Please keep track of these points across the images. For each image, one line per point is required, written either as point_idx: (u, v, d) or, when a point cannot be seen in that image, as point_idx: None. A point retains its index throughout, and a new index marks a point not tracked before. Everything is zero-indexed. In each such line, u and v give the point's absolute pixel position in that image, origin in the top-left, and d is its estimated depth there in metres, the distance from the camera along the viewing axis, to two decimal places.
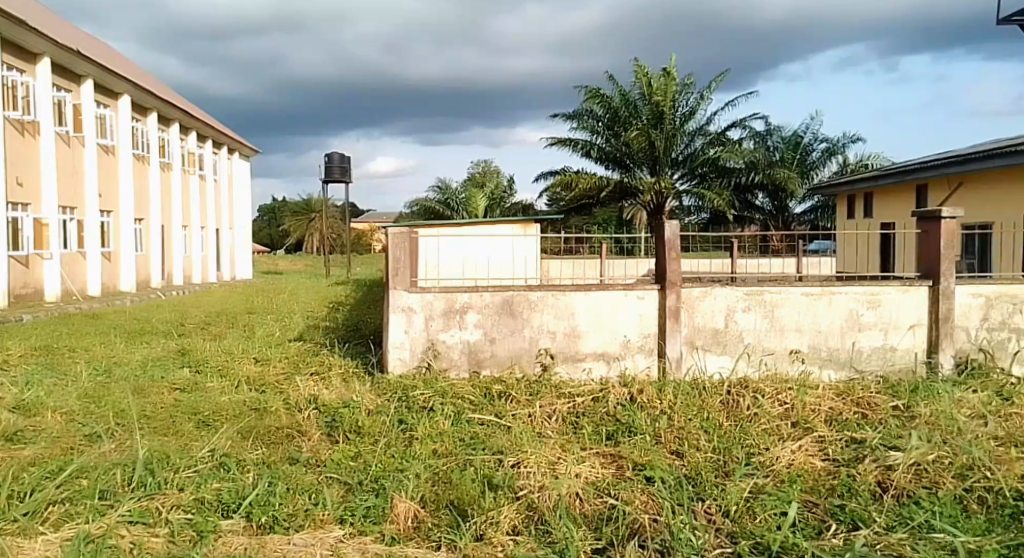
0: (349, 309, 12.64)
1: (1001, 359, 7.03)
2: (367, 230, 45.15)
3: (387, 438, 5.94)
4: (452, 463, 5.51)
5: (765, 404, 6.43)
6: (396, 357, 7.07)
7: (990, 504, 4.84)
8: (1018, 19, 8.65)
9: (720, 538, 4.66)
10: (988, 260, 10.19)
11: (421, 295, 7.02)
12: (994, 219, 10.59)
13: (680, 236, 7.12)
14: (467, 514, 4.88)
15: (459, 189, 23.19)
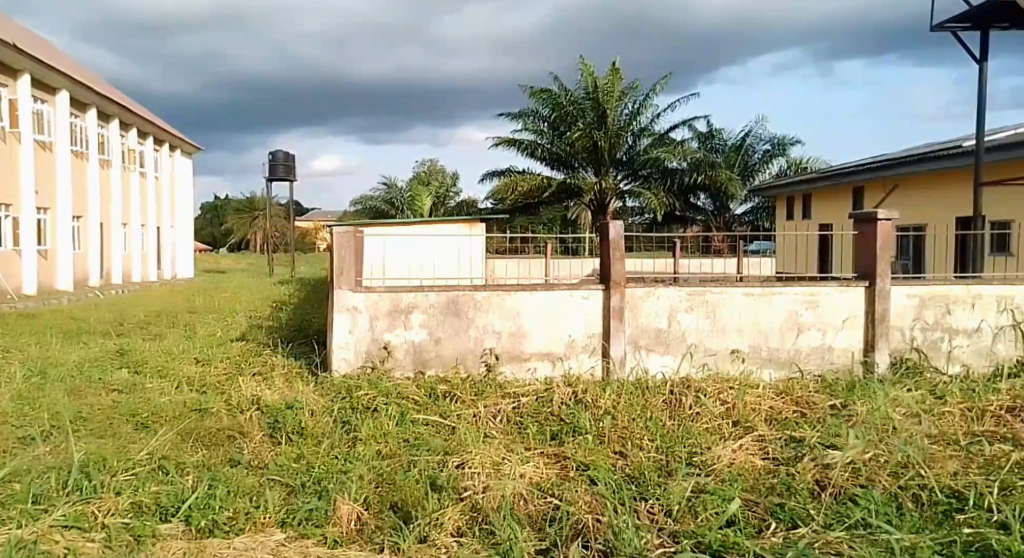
0: (292, 308, 12.39)
1: (935, 358, 7.18)
2: (312, 229, 44.47)
3: (330, 440, 5.80)
4: (396, 464, 5.40)
5: (707, 403, 6.48)
6: (340, 356, 6.93)
7: (924, 502, 4.93)
8: (952, 26, 8.84)
9: (662, 537, 4.66)
10: (922, 260, 10.46)
11: (365, 295, 6.88)
12: (928, 221, 10.87)
13: (624, 236, 7.11)
14: (410, 516, 4.78)
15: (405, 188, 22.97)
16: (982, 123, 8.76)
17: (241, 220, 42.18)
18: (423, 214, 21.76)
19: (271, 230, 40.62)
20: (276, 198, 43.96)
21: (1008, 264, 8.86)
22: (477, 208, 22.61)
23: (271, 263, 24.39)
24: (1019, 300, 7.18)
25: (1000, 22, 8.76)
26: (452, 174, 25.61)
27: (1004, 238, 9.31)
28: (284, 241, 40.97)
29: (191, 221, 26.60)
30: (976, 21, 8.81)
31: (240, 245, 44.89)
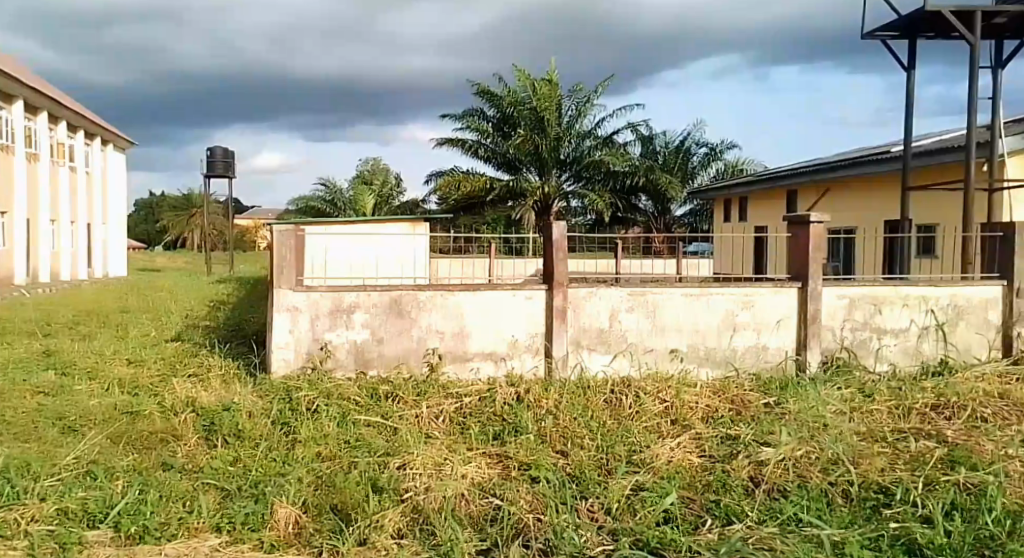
0: (229, 308, 12.14)
1: (864, 358, 7.42)
2: (251, 227, 43.58)
3: (268, 442, 5.69)
4: (336, 466, 5.34)
5: (646, 402, 6.58)
6: (279, 357, 6.81)
7: (853, 497, 5.10)
8: (881, 35, 9.15)
9: (602, 536, 4.72)
10: (851, 263, 10.80)
11: (306, 294, 6.78)
12: (858, 225, 11.22)
13: (567, 236, 7.17)
14: (350, 518, 4.73)
15: (347, 187, 22.70)
16: (909, 130, 9.09)
17: (176, 218, 41.13)
18: (366, 213, 21.57)
19: (208, 228, 39.74)
20: (213, 195, 42.97)
21: (934, 266, 9.20)
22: (421, 208, 22.50)
23: (207, 261, 23.82)
24: (941, 301, 7.47)
25: (926, 32, 9.10)
26: (395, 173, 25.44)
27: (929, 242, 9.67)
28: (221, 240, 40.10)
29: (123, 218, 25.80)
30: (903, 31, 9.14)
31: (175, 243, 43.73)
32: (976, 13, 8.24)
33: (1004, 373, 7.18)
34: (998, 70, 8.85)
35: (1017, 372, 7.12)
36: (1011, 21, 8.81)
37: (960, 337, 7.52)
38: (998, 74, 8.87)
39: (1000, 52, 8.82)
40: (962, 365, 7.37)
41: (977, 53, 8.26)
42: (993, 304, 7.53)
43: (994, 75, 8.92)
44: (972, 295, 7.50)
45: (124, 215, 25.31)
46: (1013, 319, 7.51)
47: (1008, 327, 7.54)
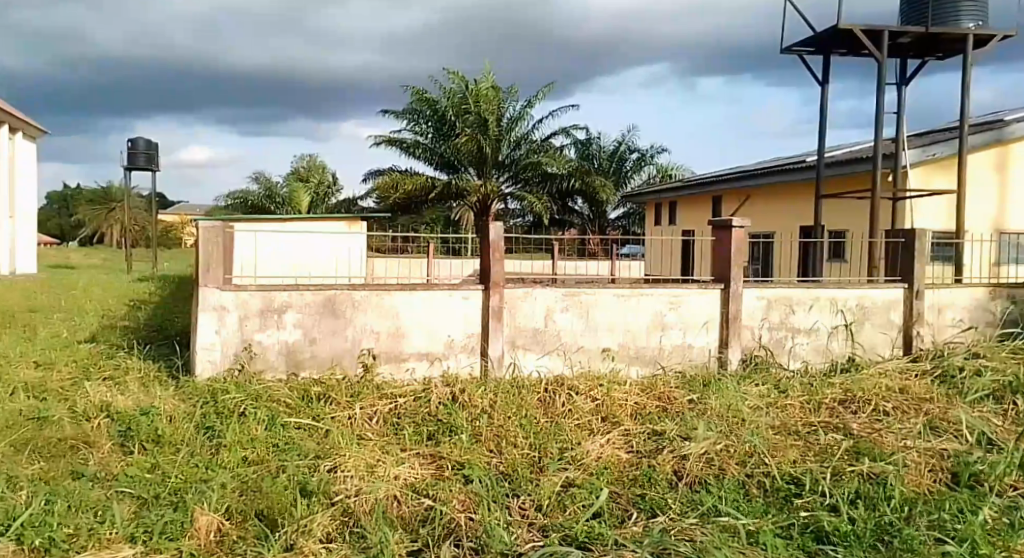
0: (148, 308, 11.91)
1: (781, 355, 7.77)
2: (178, 222, 42.51)
3: (189, 448, 5.70)
4: (263, 471, 5.39)
5: (578, 400, 6.79)
6: (205, 358, 6.75)
7: (768, 488, 5.38)
8: (797, 50, 9.55)
9: (532, 532, 4.92)
10: (772, 265, 11.16)
11: (235, 293, 6.74)
12: (777, 229, 11.66)
13: (503, 237, 7.31)
14: (276, 524, 4.82)
15: (281, 182, 22.43)
16: (823, 140, 9.51)
17: (97, 212, 39.80)
18: (300, 209, 21.32)
19: (130, 223, 38.59)
20: (137, 189, 41.77)
21: (843, 270, 9.64)
22: (359, 207, 22.36)
23: (128, 258, 23.09)
24: (850, 302, 7.87)
25: (839, 49, 9.55)
26: (329, 169, 25.23)
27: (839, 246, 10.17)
28: (144, 236, 38.96)
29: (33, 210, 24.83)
30: (818, 46, 9.56)
31: (95, 238, 42.31)
32: (886, 32, 8.75)
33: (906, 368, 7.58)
34: (903, 87, 9.32)
35: (915, 368, 7.51)
36: (916, 41, 9.39)
37: (866, 336, 7.93)
38: (903, 90, 9.34)
39: (905, 69, 9.30)
40: (868, 362, 7.79)
41: (885, 70, 8.71)
42: (897, 305, 7.97)
43: (899, 91, 9.38)
44: (877, 297, 7.92)
45: (33, 208, 24.35)
46: (916, 319, 7.95)
47: (909, 327, 7.98)
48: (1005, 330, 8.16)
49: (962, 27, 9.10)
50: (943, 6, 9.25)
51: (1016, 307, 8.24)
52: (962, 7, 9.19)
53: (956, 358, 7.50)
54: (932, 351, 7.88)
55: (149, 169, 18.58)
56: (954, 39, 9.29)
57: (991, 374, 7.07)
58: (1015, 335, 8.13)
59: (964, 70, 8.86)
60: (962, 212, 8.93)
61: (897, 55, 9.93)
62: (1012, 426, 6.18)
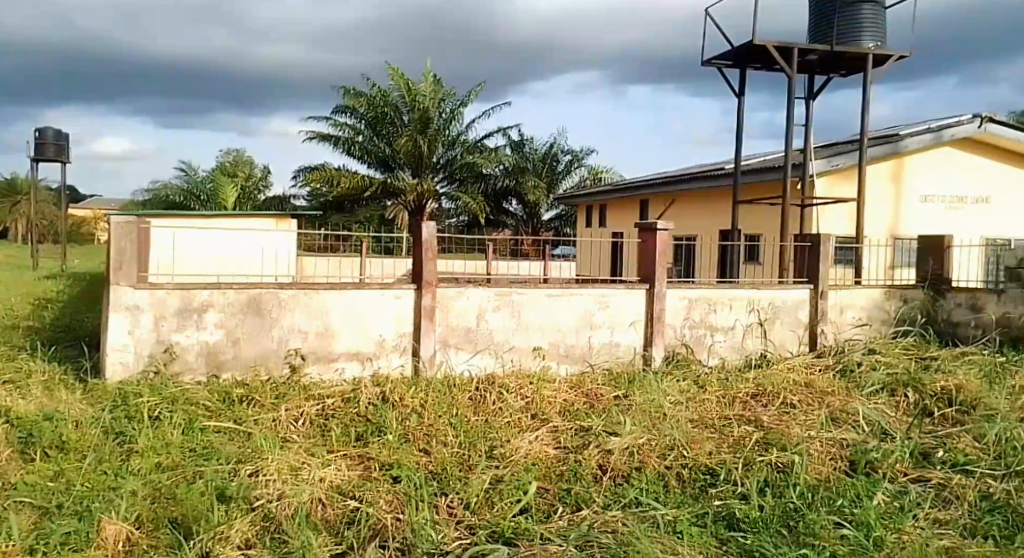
0: (54, 308, 11.47)
1: (701, 353, 8.04)
2: (93, 218, 40.94)
3: (97, 454, 5.59)
4: (178, 477, 5.32)
5: (508, 398, 6.90)
6: (116, 360, 6.62)
7: (686, 479, 5.60)
8: (717, 62, 9.87)
9: (459, 530, 5.01)
10: (693, 266, 11.47)
11: (150, 292, 6.63)
12: (700, 231, 12.00)
13: (436, 236, 7.38)
14: (192, 532, 4.78)
15: (205, 177, 21.90)
16: (740, 149, 9.86)
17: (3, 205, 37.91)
18: (226, 207, 20.68)
19: (39, 217, 36.95)
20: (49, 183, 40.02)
21: (758, 271, 9.98)
22: (290, 204, 21.98)
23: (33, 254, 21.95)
24: (765, 302, 8.20)
25: (754, 63, 9.92)
26: (256, 165, 24.75)
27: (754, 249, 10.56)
28: (53, 230, 37.35)
29: None
30: (735, 60, 9.89)
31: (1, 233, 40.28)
32: (795, 49, 9.15)
33: (811, 363, 7.92)
34: (810, 102, 9.72)
35: (821, 363, 7.87)
36: (822, 58, 9.86)
37: (777, 334, 8.27)
38: (810, 105, 9.75)
39: (812, 85, 9.71)
40: (780, 358, 8.12)
41: (794, 85, 9.07)
42: (803, 305, 8.33)
43: (807, 105, 9.78)
44: (786, 297, 8.26)
45: None
46: (819, 317, 8.31)
47: (814, 325, 8.34)
48: (898, 328, 8.56)
49: (861, 47, 9.57)
50: (845, 25, 9.70)
51: (909, 307, 8.61)
52: (862, 28, 9.64)
53: (855, 354, 7.86)
54: (833, 348, 8.24)
55: (59, 161, 17.87)
56: (855, 58, 9.79)
57: (885, 369, 7.44)
58: (906, 333, 8.55)
59: (865, 87, 9.30)
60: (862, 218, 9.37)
61: (805, 71, 10.38)
62: (903, 416, 6.54)
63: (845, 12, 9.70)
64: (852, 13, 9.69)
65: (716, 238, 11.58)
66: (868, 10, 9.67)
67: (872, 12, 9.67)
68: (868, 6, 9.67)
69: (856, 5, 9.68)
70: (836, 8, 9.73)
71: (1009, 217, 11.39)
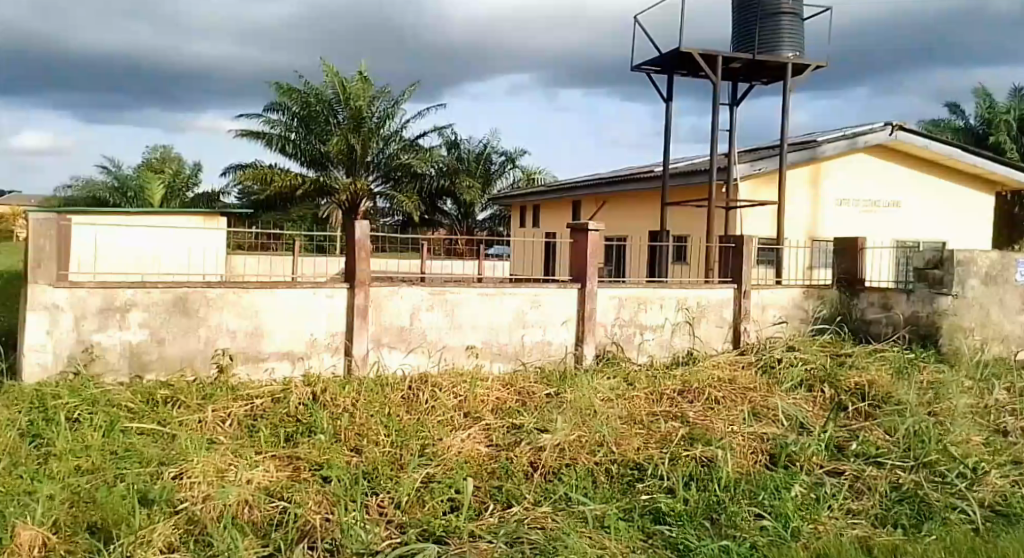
0: None
1: (631, 351, 8.20)
2: (11, 216, 39.26)
3: (13, 458, 5.40)
4: (98, 480, 5.18)
5: (441, 396, 6.92)
6: (34, 361, 6.39)
7: (615, 475, 5.72)
8: (646, 68, 10.07)
9: (389, 530, 5.01)
10: (624, 266, 11.67)
11: (69, 291, 6.42)
12: (631, 233, 12.21)
13: (369, 235, 7.34)
14: (112, 537, 4.66)
15: (132, 173, 21.26)
16: (668, 153, 10.08)
17: None
18: (153, 203, 20.07)
19: None
20: None
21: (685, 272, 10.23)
22: (221, 201, 21.49)
23: None
24: (692, 301, 8.42)
25: (681, 70, 10.17)
26: (186, 162, 24.15)
27: (683, 250, 10.82)
28: None
29: None
30: (663, 66, 10.12)
31: None
32: (720, 56, 9.42)
33: (736, 360, 8.18)
34: (734, 108, 10.01)
35: (744, 359, 8.12)
36: (744, 66, 10.16)
37: (703, 332, 8.49)
38: (734, 111, 10.04)
39: (736, 92, 10.00)
40: (706, 356, 8.34)
41: (719, 91, 9.34)
42: (727, 304, 8.57)
43: (730, 112, 10.07)
44: (711, 297, 8.50)
45: None
46: (742, 316, 8.58)
47: (737, 323, 8.60)
48: (817, 326, 8.90)
49: (781, 57, 9.90)
50: (766, 35, 10.02)
51: (827, 307, 8.95)
52: (782, 39, 9.98)
53: (777, 352, 8.14)
54: (755, 345, 8.52)
55: None
56: (776, 67, 10.13)
57: (803, 365, 7.74)
58: (824, 330, 8.91)
59: (785, 95, 9.62)
60: (783, 221, 9.68)
61: (729, 79, 10.68)
62: (819, 411, 6.81)
63: (765, 23, 10.03)
64: (772, 23, 10.03)
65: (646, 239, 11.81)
66: (787, 21, 10.02)
67: (790, 23, 10.03)
68: (787, 18, 10.02)
69: (776, 17, 10.02)
70: (757, 19, 10.05)
71: (921, 222, 11.92)
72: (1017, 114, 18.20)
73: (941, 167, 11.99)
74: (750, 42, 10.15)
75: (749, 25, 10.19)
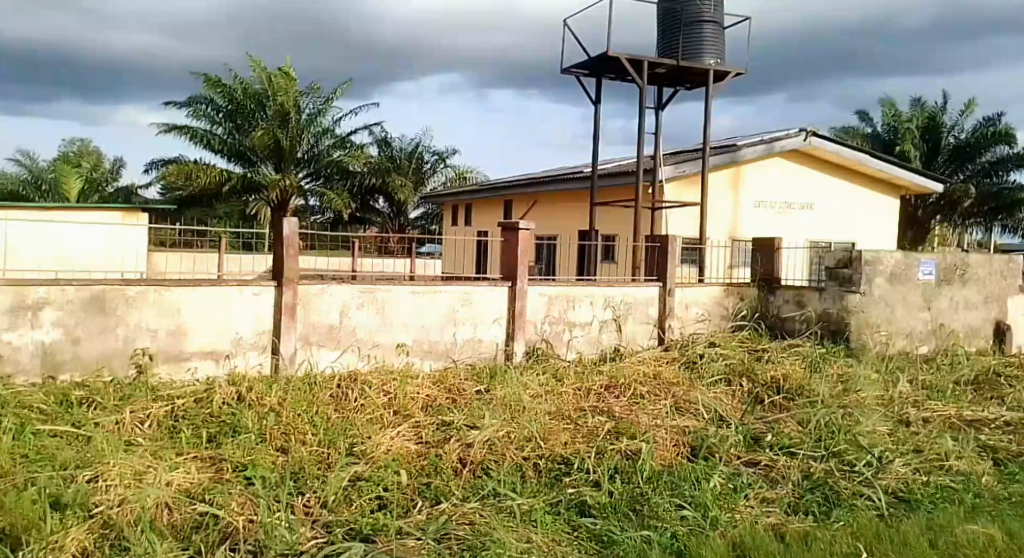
0: None
1: (560, 347, 8.34)
2: None
3: None
4: (8, 485, 4.99)
5: (371, 394, 6.90)
6: None
7: (543, 469, 5.81)
8: (575, 71, 10.23)
9: (315, 530, 4.98)
10: (553, 265, 11.82)
11: None
12: (561, 232, 12.38)
13: (297, 232, 7.24)
14: (22, 543, 4.50)
15: (47, 166, 20.42)
16: (597, 154, 10.26)
17: None
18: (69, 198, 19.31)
19: None
20: None
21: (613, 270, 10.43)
22: (141, 195, 20.79)
23: None
24: (619, 299, 8.60)
25: (609, 73, 10.36)
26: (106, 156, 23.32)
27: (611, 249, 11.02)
28: None
29: None
30: (592, 69, 10.29)
31: None
32: (646, 61, 9.64)
33: (661, 355, 8.40)
34: (660, 112, 10.26)
35: (669, 355, 8.34)
36: (669, 72, 10.42)
37: (630, 329, 8.69)
38: (659, 115, 10.29)
39: (662, 96, 10.24)
40: (632, 351, 8.54)
41: (645, 95, 9.56)
42: (653, 302, 8.79)
43: (656, 116, 10.32)
44: (637, 295, 8.70)
45: None
46: (667, 313, 8.81)
47: (661, 320, 8.83)
48: (737, 323, 9.20)
49: (703, 63, 10.20)
50: (689, 42, 10.31)
51: (746, 305, 9.28)
52: (704, 46, 10.28)
53: (699, 347, 8.39)
54: (679, 341, 8.76)
55: None
56: (699, 73, 10.42)
57: (724, 360, 8.00)
58: (743, 326, 9.22)
59: (708, 100, 9.91)
60: (705, 222, 9.96)
61: (655, 84, 10.93)
62: (737, 404, 7.04)
63: (688, 30, 10.32)
64: (695, 30, 10.32)
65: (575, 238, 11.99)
66: (709, 29, 10.33)
67: (712, 31, 10.34)
68: (709, 26, 10.33)
69: (699, 24, 10.32)
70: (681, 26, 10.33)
71: (836, 223, 12.44)
72: (920, 123, 19.15)
73: (853, 173, 12.58)
74: (674, 48, 10.43)
75: (673, 32, 10.46)
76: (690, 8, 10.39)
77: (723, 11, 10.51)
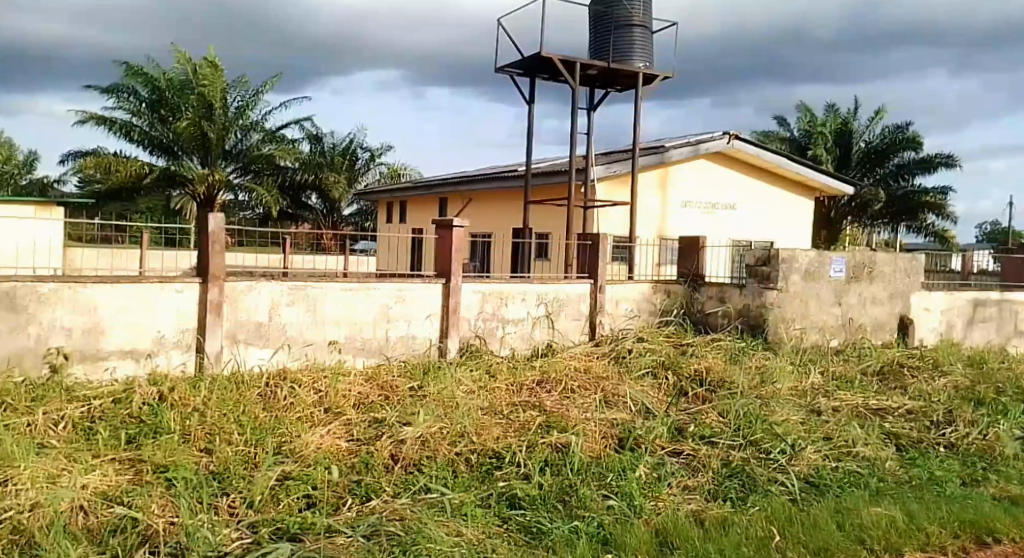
0: None
1: (493, 344, 8.44)
2: None
3: None
4: None
5: (301, 393, 6.86)
6: None
7: (474, 464, 5.89)
8: (508, 70, 10.32)
9: (240, 530, 4.94)
10: (486, 262, 11.91)
11: None
12: (493, 230, 12.47)
13: (224, 228, 7.13)
14: None
15: None
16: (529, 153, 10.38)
17: None
18: None
19: None
20: None
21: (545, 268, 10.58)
22: (57, 190, 20.02)
23: None
24: (552, 296, 8.75)
25: (542, 73, 10.50)
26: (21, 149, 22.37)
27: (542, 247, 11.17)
28: None
29: None
30: (525, 69, 10.41)
31: None
32: (577, 63, 9.81)
33: (592, 350, 8.57)
34: (591, 113, 10.44)
35: (600, 350, 8.53)
36: (600, 73, 10.62)
37: (561, 324, 8.85)
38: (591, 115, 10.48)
39: (593, 97, 10.43)
40: (564, 347, 8.70)
41: (576, 96, 9.72)
42: (584, 298, 8.96)
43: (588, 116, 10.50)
44: (569, 291, 8.85)
45: None
46: (598, 309, 9.00)
47: (592, 317, 9.01)
48: (664, 319, 9.46)
49: (633, 66, 10.43)
50: (619, 45, 10.52)
51: (672, 302, 9.54)
52: (633, 49, 10.51)
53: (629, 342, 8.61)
54: (609, 336, 8.96)
55: None
56: (629, 75, 10.65)
57: (651, 355, 8.23)
58: (670, 322, 9.48)
59: (637, 101, 10.15)
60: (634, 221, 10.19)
61: (587, 85, 11.12)
62: (663, 397, 7.26)
63: (619, 33, 10.53)
64: (625, 33, 10.54)
65: (506, 236, 12.09)
66: (638, 32, 10.56)
67: (641, 35, 10.58)
68: (638, 29, 10.56)
69: (628, 28, 10.54)
70: (611, 29, 10.54)
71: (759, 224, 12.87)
72: (834, 127, 19.96)
73: (774, 175, 13.02)
74: (605, 50, 10.62)
75: (603, 34, 10.65)
76: (620, 11, 10.60)
77: (651, 15, 10.77)
